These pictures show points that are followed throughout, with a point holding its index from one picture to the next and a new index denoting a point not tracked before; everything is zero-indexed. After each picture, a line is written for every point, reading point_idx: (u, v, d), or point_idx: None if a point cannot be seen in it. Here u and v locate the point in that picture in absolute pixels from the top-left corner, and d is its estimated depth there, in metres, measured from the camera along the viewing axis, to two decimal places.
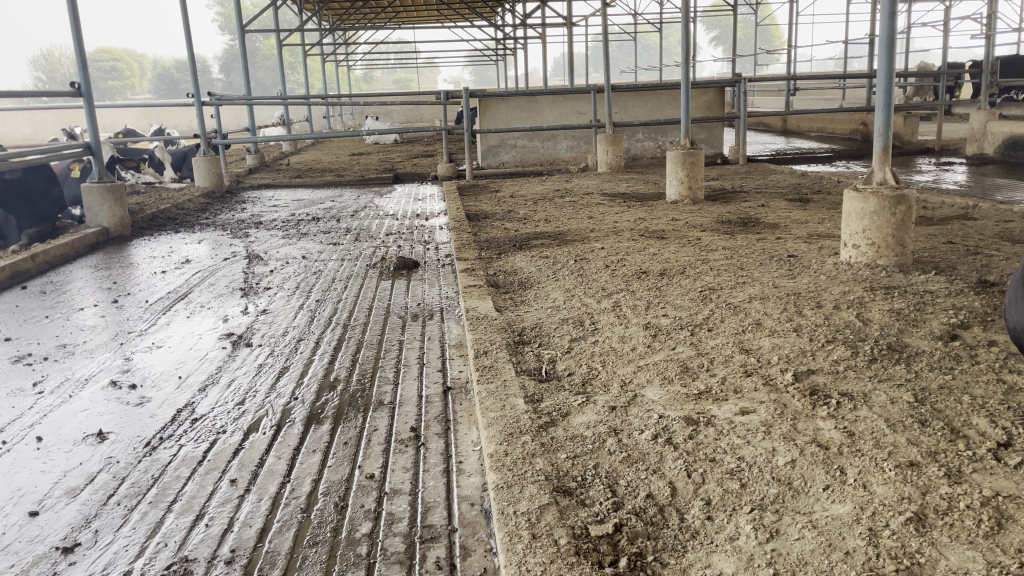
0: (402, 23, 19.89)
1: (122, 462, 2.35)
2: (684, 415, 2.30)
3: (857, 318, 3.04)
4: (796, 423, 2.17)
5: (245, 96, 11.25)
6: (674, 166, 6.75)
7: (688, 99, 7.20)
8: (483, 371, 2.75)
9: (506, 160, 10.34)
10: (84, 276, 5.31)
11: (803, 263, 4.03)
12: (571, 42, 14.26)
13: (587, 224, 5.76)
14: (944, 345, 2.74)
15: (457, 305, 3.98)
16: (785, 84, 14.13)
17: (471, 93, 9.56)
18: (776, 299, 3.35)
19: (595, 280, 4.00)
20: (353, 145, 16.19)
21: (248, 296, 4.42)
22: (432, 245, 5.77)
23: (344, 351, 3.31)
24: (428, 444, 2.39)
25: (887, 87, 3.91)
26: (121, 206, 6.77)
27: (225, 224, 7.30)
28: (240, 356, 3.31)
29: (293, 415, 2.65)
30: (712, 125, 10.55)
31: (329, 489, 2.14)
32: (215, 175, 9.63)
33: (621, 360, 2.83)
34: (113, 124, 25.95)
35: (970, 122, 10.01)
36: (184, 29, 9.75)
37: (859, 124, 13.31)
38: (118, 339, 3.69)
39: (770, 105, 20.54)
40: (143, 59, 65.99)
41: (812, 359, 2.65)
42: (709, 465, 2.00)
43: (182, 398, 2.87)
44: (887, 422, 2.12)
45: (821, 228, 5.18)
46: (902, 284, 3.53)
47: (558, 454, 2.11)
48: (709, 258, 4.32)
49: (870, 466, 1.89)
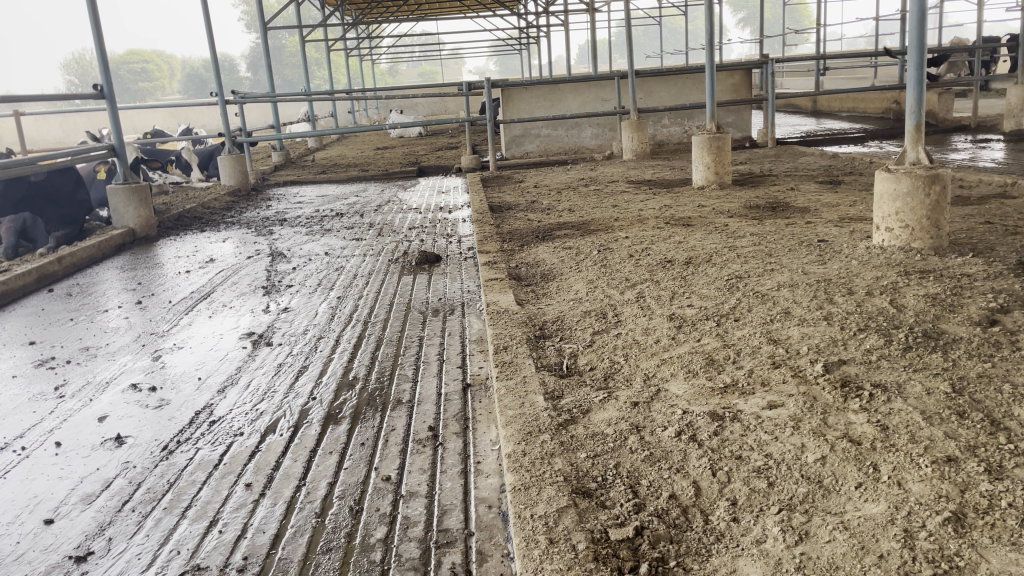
0: (424, 15, 19.81)
1: (138, 467, 2.33)
2: (710, 410, 2.22)
3: (891, 304, 2.93)
4: (827, 417, 2.08)
5: (268, 93, 11.28)
6: (700, 151, 6.62)
7: (713, 82, 7.04)
8: (503, 367, 2.69)
9: (531, 150, 10.25)
10: (110, 277, 5.34)
11: (834, 248, 3.91)
12: (594, 29, 14.09)
13: (612, 213, 5.67)
14: (983, 331, 2.62)
15: (479, 300, 3.92)
16: (815, 63, 13.84)
17: (493, 83, 9.47)
18: (805, 286, 3.24)
19: (619, 270, 3.92)
20: (379, 140, 16.19)
21: (270, 294, 4.40)
22: (454, 238, 5.72)
23: (364, 349, 3.27)
24: (446, 444, 2.33)
25: (919, 63, 3.76)
26: (146, 207, 6.82)
27: (250, 222, 7.31)
28: (260, 356, 3.28)
29: (310, 416, 2.61)
30: (739, 107, 10.35)
31: (344, 492, 2.09)
32: (240, 173, 9.67)
33: (644, 353, 2.76)
34: (143, 125, 26.28)
35: (1008, 98, 9.69)
36: (206, 29, 9.78)
37: (893, 103, 12.99)
38: (141, 340, 3.69)
39: (799, 86, 20.15)
40: (171, 60, 66.75)
41: (843, 349, 2.55)
42: (735, 462, 1.92)
43: (201, 399, 2.85)
44: (923, 414, 2.02)
45: (853, 211, 5.03)
46: (938, 267, 3.40)
47: (577, 454, 2.04)
48: (735, 245, 4.21)
49: (906, 463, 1.80)
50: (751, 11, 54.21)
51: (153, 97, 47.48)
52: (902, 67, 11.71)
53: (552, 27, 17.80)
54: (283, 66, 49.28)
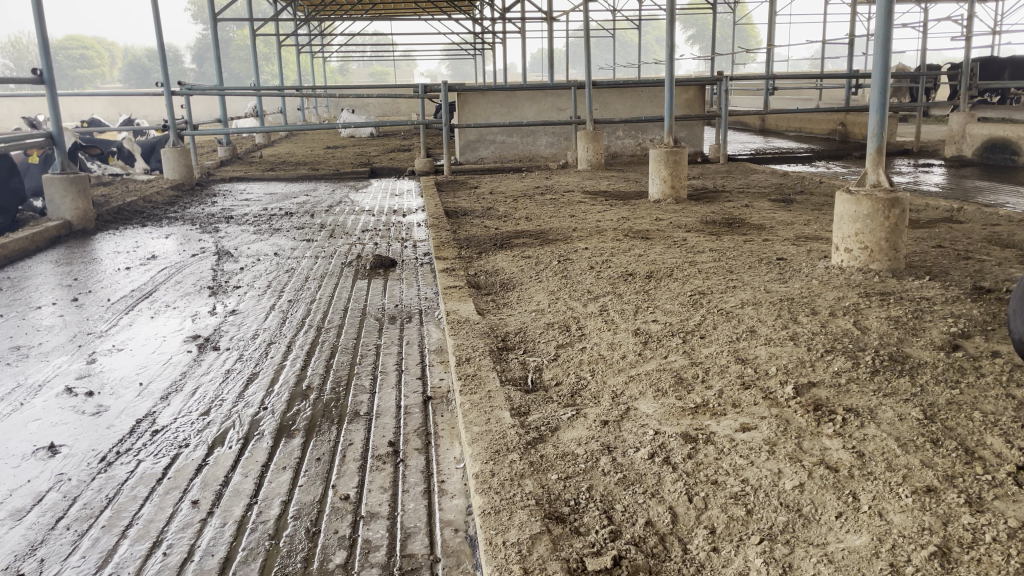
0: (379, 15, 19.60)
1: (74, 480, 2.17)
2: (682, 431, 2.16)
3: (854, 326, 2.93)
4: (801, 441, 2.04)
5: (216, 86, 10.92)
6: (657, 164, 6.62)
7: (671, 96, 7.04)
8: (465, 381, 2.60)
9: (485, 155, 10.18)
10: (44, 271, 5.07)
11: (793, 266, 3.92)
12: (551, 38, 14.07)
13: (569, 223, 5.62)
14: (947, 356, 2.63)
15: (437, 307, 3.82)
16: (764, 82, 14.08)
17: (449, 87, 9.35)
18: (769, 305, 3.23)
19: (581, 282, 3.86)
20: (328, 139, 15.92)
21: (216, 295, 4.22)
22: (409, 242, 5.60)
23: (318, 357, 3.14)
24: (407, 461, 2.23)
25: (881, 86, 3.79)
26: (84, 198, 6.52)
27: (194, 218, 7.06)
28: (206, 360, 3.12)
29: (261, 428, 2.48)
30: (693, 123, 10.44)
31: (300, 512, 1.97)
32: (184, 167, 9.37)
33: (611, 368, 2.69)
34: (81, 112, 25.37)
35: (950, 124, 9.99)
36: (154, 16, 9.44)
37: (838, 125, 13.29)
38: (77, 341, 3.48)
39: (748, 104, 20.55)
40: (113, 47, 64.70)
41: (812, 370, 2.52)
42: (712, 488, 1.86)
43: (143, 406, 2.68)
44: (898, 442, 1.99)
45: (808, 230, 5.08)
46: (896, 289, 3.42)
47: (548, 475, 1.96)
48: (696, 260, 4.20)
49: (885, 492, 1.77)
50: (701, 29, 55.25)
51: (92, 85, 45.85)
52: (849, 91, 11.98)
53: (508, 34, 17.73)
54: (230, 59, 48.33)
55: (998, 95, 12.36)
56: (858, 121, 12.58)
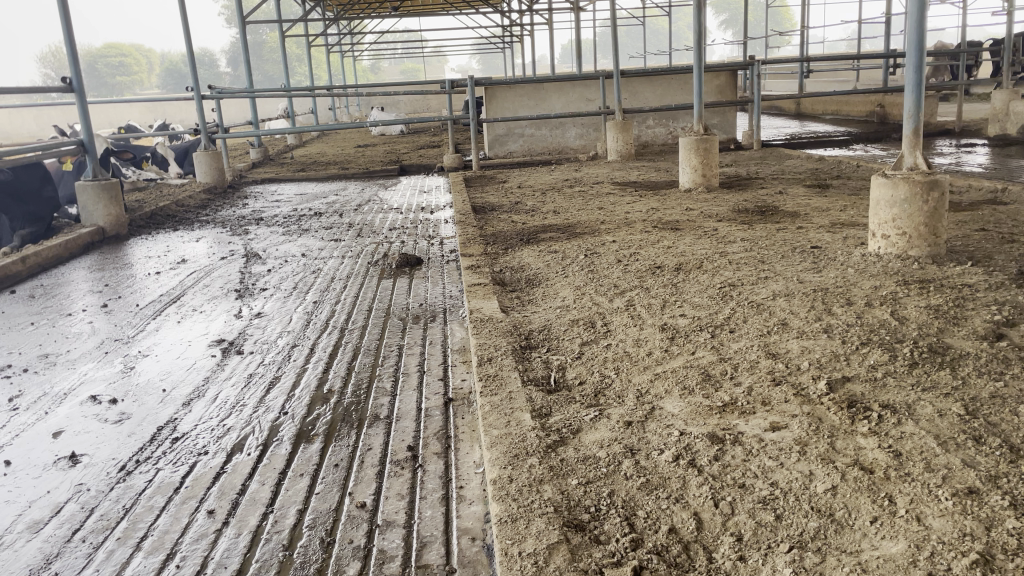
0: (407, 12, 19.60)
1: (92, 490, 2.15)
2: (709, 431, 2.08)
3: (892, 316, 2.81)
4: (834, 441, 1.94)
5: (246, 88, 10.98)
6: (688, 153, 6.49)
7: (701, 82, 6.88)
8: (487, 382, 2.53)
9: (514, 149, 10.11)
10: (77, 278, 5.12)
11: (828, 255, 3.79)
12: (579, 28, 13.92)
13: (598, 215, 5.54)
14: (990, 346, 2.50)
15: (462, 306, 3.76)
16: (798, 65, 13.77)
17: (476, 82, 9.28)
18: (802, 296, 3.12)
19: (607, 276, 3.78)
20: (359, 138, 15.97)
21: (243, 298, 4.21)
22: (436, 240, 5.55)
23: (340, 359, 3.11)
24: (426, 466, 2.18)
25: (917, 64, 3.64)
26: (117, 205, 6.57)
27: (225, 220, 7.10)
28: (230, 365, 3.11)
29: (280, 433, 2.44)
30: (725, 109, 10.24)
31: (315, 521, 1.93)
32: (216, 170, 9.45)
33: (636, 366, 2.61)
34: (119, 118, 25.99)
35: (993, 102, 9.66)
36: (182, 21, 9.51)
37: (876, 106, 12.95)
38: (104, 347, 3.50)
39: (783, 87, 20.18)
40: (150, 53, 65.75)
41: (846, 364, 2.41)
42: (739, 492, 1.78)
43: (165, 413, 2.67)
44: (936, 440, 1.89)
45: (844, 216, 4.93)
46: (936, 276, 3.29)
47: (568, 480, 1.90)
48: (727, 251, 4.09)
49: (923, 494, 1.67)
50: (733, 13, 54.46)
51: (131, 91, 46.74)
52: (887, 71, 11.65)
53: (536, 25, 17.60)
54: (263, 62, 48.85)
55: None
56: (896, 102, 12.24)
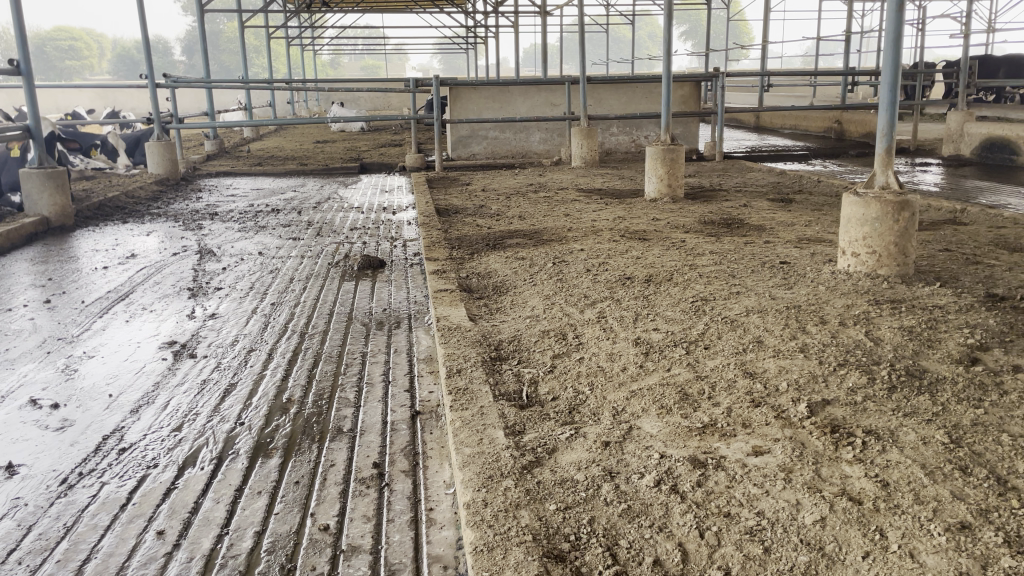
0: (370, 8, 19.28)
1: (30, 505, 1.99)
2: (690, 455, 2.00)
3: (867, 337, 2.77)
4: (819, 468, 1.89)
5: (203, 78, 10.68)
6: (654, 163, 6.46)
7: (669, 92, 6.84)
8: (457, 396, 2.42)
9: (477, 151, 9.99)
10: (19, 270, 4.87)
11: (798, 271, 3.77)
12: (545, 32, 13.84)
13: (564, 223, 5.46)
14: (966, 370, 2.48)
15: (427, 312, 3.66)
16: (759, 78, 13.90)
17: (441, 82, 9.14)
18: (775, 313, 3.08)
19: (577, 286, 3.70)
20: (318, 133, 15.68)
21: (196, 297, 4.03)
22: (399, 242, 5.42)
23: (300, 366, 2.97)
24: (393, 486, 2.06)
25: (891, 85, 3.64)
26: (63, 194, 6.31)
27: (178, 214, 6.87)
28: (182, 370, 2.95)
29: (237, 446, 2.31)
30: (688, 119, 10.27)
31: (274, 545, 1.81)
32: (169, 162, 9.15)
33: (611, 383, 2.53)
34: (67, 104, 25.14)
35: (947, 123, 9.86)
36: (138, 7, 9.19)
37: (835, 123, 13.17)
38: (45, 346, 3.30)
39: (742, 100, 20.47)
40: (102, 38, 64.05)
41: (824, 386, 2.37)
42: (725, 521, 1.71)
43: (111, 421, 2.51)
44: (924, 469, 1.84)
45: (810, 231, 4.94)
46: (907, 297, 3.27)
47: (546, 505, 1.80)
48: (696, 263, 4.04)
49: (915, 529, 1.62)
50: (693, 25, 55.33)
51: (82, 76, 45.57)
52: (846, 87, 11.84)
53: (501, 27, 17.47)
54: (220, 51, 47.95)
55: (992, 94, 12.31)
56: (854, 119, 12.46)
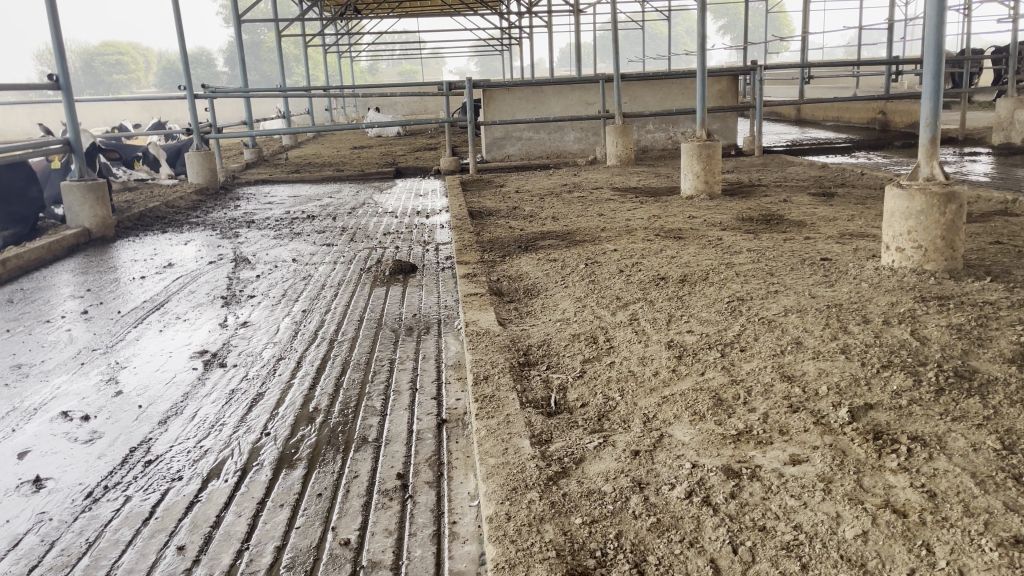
0: (405, 13, 19.37)
1: (55, 521, 1.99)
2: (724, 464, 1.92)
3: (912, 336, 2.65)
4: (861, 478, 1.79)
5: (241, 88, 10.80)
6: (690, 159, 6.34)
7: (704, 87, 6.69)
8: (483, 403, 2.37)
9: (512, 153, 9.94)
10: (60, 282, 4.95)
11: (840, 267, 3.64)
12: (579, 30, 13.73)
13: (598, 222, 5.38)
14: (1019, 370, 2.35)
15: (457, 317, 3.60)
16: (799, 70, 13.57)
17: (474, 84, 9.10)
18: (815, 312, 2.97)
19: (609, 287, 3.62)
20: (356, 139, 15.79)
21: (229, 305, 4.04)
22: (431, 245, 5.39)
23: (328, 374, 2.94)
24: (416, 498, 2.01)
25: (935, 72, 3.49)
26: (103, 205, 6.40)
27: (215, 223, 6.94)
28: (211, 379, 2.94)
29: (261, 457, 2.28)
30: (726, 114, 10.09)
31: (294, 561, 1.77)
32: (208, 171, 9.25)
33: (642, 388, 2.44)
34: (113, 117, 25.74)
35: (997, 111, 9.52)
36: (175, 19, 9.32)
37: (879, 113, 12.83)
38: (80, 358, 3.33)
39: (783, 94, 20.08)
40: (148, 53, 65.57)
41: (867, 390, 2.25)
42: (759, 535, 1.62)
43: (139, 433, 2.50)
44: (974, 478, 1.74)
45: (853, 226, 4.78)
46: (956, 293, 3.13)
47: (572, 519, 1.74)
48: (733, 261, 3.93)
49: (965, 543, 1.52)
50: (732, 19, 54.61)
51: (128, 89, 46.67)
52: (890, 77, 11.53)
53: (535, 27, 17.41)
54: (260, 61, 48.68)
55: None
56: (899, 109, 12.12)
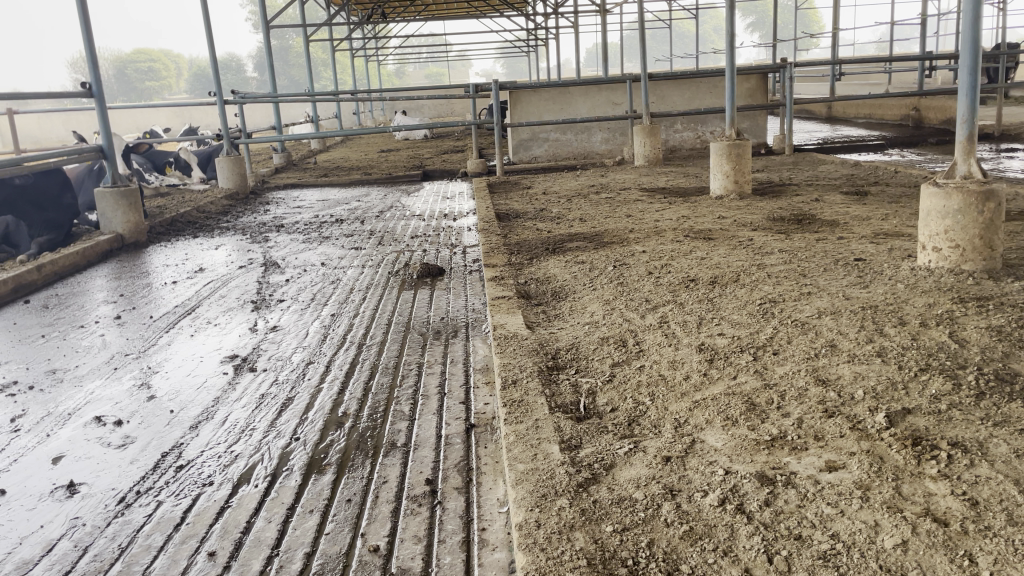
0: (431, 15, 19.42)
1: (88, 526, 2.00)
2: (757, 471, 1.88)
3: (951, 338, 2.59)
4: (900, 485, 1.75)
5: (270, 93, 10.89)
6: (719, 159, 6.27)
7: (733, 85, 6.61)
8: (511, 408, 2.35)
9: (539, 154, 9.93)
10: (94, 287, 5.02)
11: (874, 268, 3.57)
12: (605, 30, 13.66)
13: (626, 223, 5.34)
14: None
15: (484, 320, 3.59)
16: (829, 67, 13.37)
17: (501, 86, 9.10)
18: (850, 314, 2.91)
19: (638, 289, 3.59)
20: (384, 142, 15.86)
21: (259, 310, 4.07)
22: (459, 248, 5.39)
23: (357, 378, 2.94)
24: (445, 504, 2.00)
25: (971, 67, 3.41)
26: (136, 211, 6.49)
27: (246, 227, 7.00)
28: (241, 384, 2.95)
29: (291, 462, 2.28)
30: (755, 113, 9.98)
31: (323, 567, 1.76)
32: (238, 175, 9.34)
33: (673, 393, 2.41)
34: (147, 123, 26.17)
35: None
36: (205, 26, 9.42)
37: (912, 110, 12.61)
38: (113, 363, 3.36)
39: (813, 91, 19.83)
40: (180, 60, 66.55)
41: (904, 394, 2.20)
42: (796, 544, 1.58)
43: (171, 437, 2.52)
44: (1018, 487, 1.68)
45: (887, 225, 4.70)
46: (995, 294, 3.05)
47: (603, 526, 1.71)
48: (764, 262, 3.88)
49: (1009, 554, 1.47)
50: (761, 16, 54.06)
51: (160, 96, 47.36)
52: (924, 72, 11.32)
53: (561, 28, 17.37)
54: (289, 66, 49.14)
55: None
56: (933, 105, 11.89)
